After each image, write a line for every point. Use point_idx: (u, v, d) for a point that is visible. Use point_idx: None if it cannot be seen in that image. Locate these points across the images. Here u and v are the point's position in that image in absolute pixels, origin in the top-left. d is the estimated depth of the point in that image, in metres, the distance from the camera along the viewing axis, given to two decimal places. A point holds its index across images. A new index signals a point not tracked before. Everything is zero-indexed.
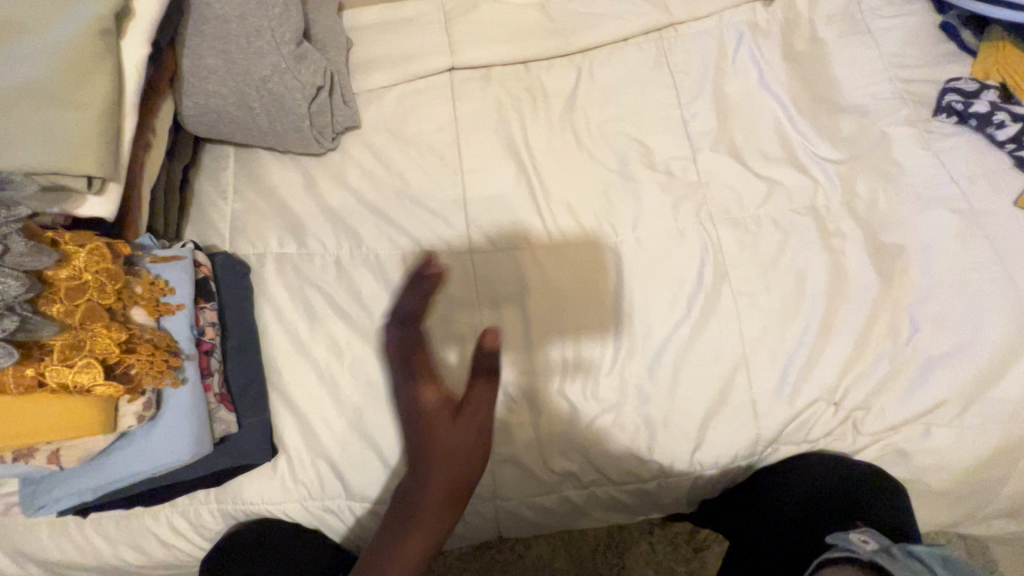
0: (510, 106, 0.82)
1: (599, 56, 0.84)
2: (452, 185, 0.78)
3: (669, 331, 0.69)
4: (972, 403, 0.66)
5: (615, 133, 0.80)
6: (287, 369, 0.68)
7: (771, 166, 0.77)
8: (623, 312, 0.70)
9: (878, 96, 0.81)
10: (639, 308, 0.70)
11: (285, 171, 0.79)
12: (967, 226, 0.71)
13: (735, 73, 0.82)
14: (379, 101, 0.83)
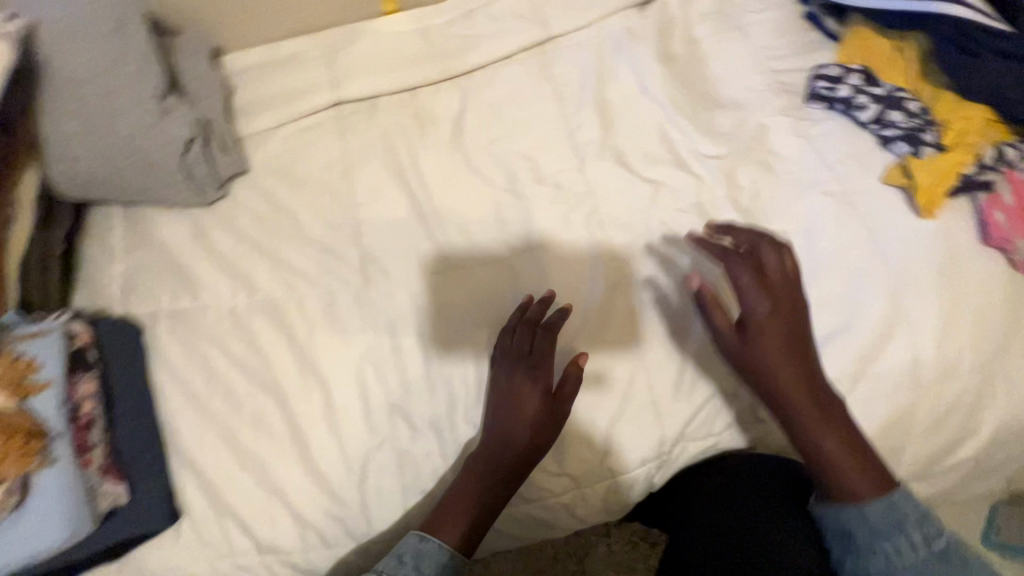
0: (398, 135, 0.82)
1: (483, 76, 0.86)
2: (345, 221, 0.78)
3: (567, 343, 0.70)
4: (860, 378, 0.68)
5: (504, 151, 0.81)
6: (184, 428, 0.66)
7: (657, 169, 0.79)
8: None
9: (752, 89, 0.83)
10: None
11: (173, 224, 0.78)
12: (842, 208, 0.73)
13: (616, 80, 0.84)
14: (266, 144, 0.82)
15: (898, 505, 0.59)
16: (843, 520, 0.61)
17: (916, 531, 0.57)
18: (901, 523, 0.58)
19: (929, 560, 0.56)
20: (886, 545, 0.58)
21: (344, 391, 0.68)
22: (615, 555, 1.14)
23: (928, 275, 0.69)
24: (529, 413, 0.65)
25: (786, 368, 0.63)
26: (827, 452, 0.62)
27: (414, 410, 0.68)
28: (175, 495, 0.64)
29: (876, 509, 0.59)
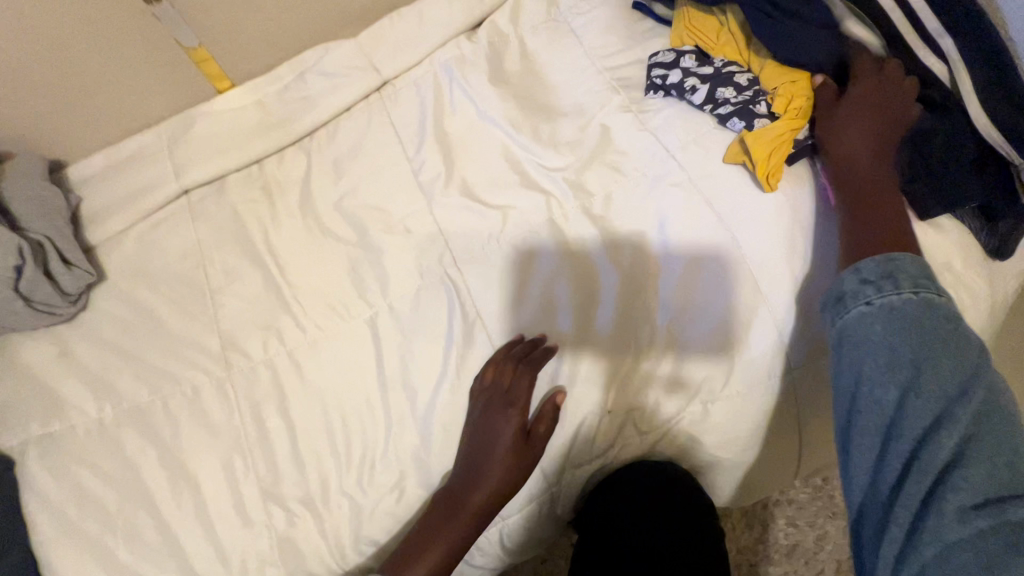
0: (248, 211, 0.82)
1: (325, 133, 0.85)
2: (204, 308, 0.77)
3: (433, 394, 0.69)
4: (732, 372, 0.66)
5: (353, 205, 0.80)
6: (61, 556, 0.66)
7: (505, 192, 0.78)
8: (387, 388, 0.70)
9: (590, 91, 0.82)
10: (402, 377, 0.70)
11: (37, 346, 0.77)
12: (691, 196, 0.71)
13: (454, 111, 0.83)
14: (120, 247, 0.82)
15: (896, 263, 0.54)
16: (836, 282, 0.56)
17: (908, 279, 0.53)
18: (893, 274, 0.53)
19: (909, 307, 0.52)
20: (869, 290, 0.54)
21: (215, 486, 0.67)
22: None
23: (779, 255, 0.67)
24: (506, 449, 0.65)
25: (857, 179, 0.66)
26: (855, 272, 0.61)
27: (287, 493, 0.66)
28: None
29: (869, 267, 0.55)
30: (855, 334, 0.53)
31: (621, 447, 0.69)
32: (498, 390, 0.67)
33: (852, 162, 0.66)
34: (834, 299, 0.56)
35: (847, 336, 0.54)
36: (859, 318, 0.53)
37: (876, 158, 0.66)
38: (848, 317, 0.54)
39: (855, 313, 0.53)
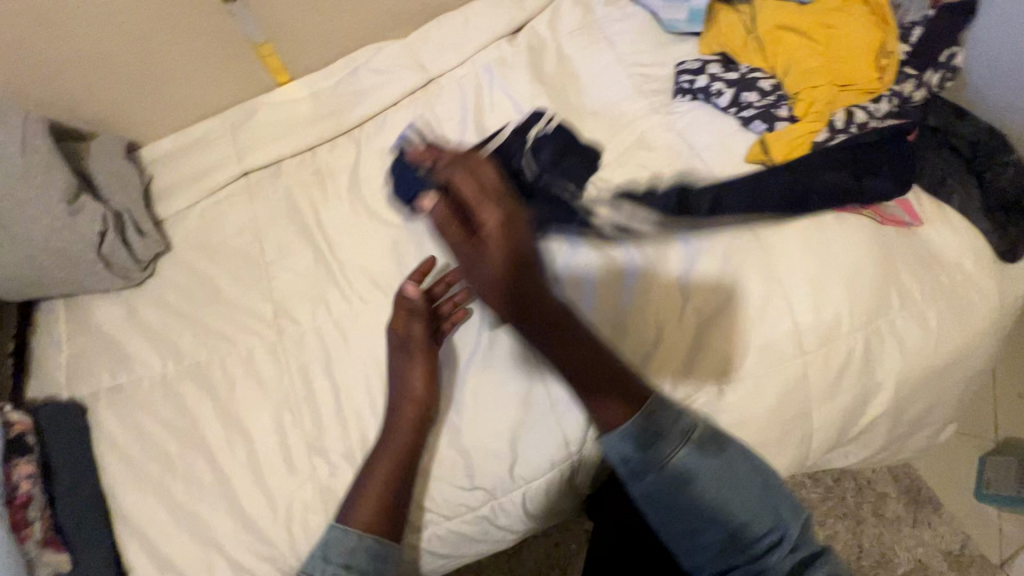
0: (302, 193, 0.89)
1: (374, 125, 0.92)
2: (259, 279, 0.84)
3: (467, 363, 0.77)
4: (748, 355, 0.70)
5: (398, 191, 0.87)
6: (125, 494, 0.72)
7: (537, 186, 0.83)
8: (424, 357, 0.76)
9: (621, 93, 0.88)
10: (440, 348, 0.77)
11: (110, 308, 0.86)
12: (712, 191, 0.76)
13: (493, 110, 0.90)
14: (184, 221, 0.90)
15: (656, 421, 0.67)
16: (612, 452, 0.68)
17: (669, 443, 0.67)
18: (655, 440, 0.67)
19: (698, 461, 0.67)
20: (647, 458, 0.67)
21: (266, 437, 0.74)
22: None
23: (794, 246, 0.71)
24: (421, 392, 0.72)
25: (522, 284, 0.70)
26: (606, 358, 0.70)
27: (331, 447, 0.73)
28: (120, 557, 0.70)
29: (629, 428, 0.67)
30: (661, 490, 0.67)
31: None
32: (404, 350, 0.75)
33: (494, 286, 0.72)
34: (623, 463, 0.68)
35: (654, 492, 0.68)
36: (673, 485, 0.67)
37: (511, 265, 0.70)
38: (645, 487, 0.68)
39: (653, 492, 0.68)
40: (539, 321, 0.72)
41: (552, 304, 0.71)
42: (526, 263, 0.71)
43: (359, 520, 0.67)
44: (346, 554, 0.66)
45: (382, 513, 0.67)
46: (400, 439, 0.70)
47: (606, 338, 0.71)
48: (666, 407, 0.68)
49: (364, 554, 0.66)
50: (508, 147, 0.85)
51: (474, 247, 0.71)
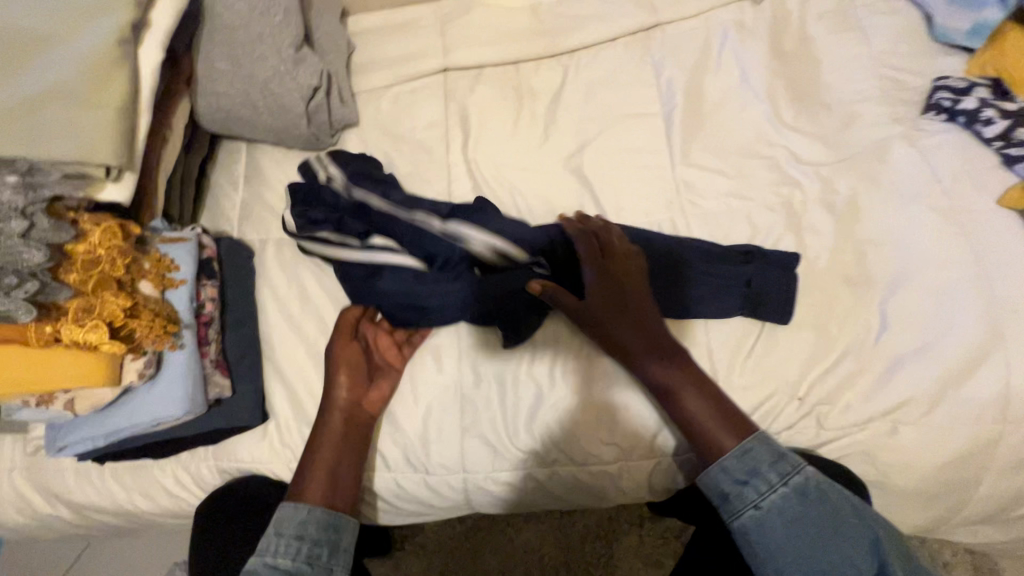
0: (498, 104, 0.86)
1: (587, 55, 0.87)
2: (440, 178, 0.83)
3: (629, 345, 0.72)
4: (939, 403, 0.66)
5: (597, 130, 0.82)
6: (279, 343, 0.75)
7: (746, 166, 0.78)
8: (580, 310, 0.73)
9: (865, 92, 0.80)
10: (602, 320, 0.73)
11: (289, 164, 0.86)
12: (948, 225, 0.71)
13: (716, 72, 0.83)
14: (377, 101, 0.89)
15: (752, 454, 0.62)
16: (713, 480, 0.63)
17: (773, 472, 0.62)
18: (756, 468, 0.62)
19: (790, 496, 0.61)
20: (749, 492, 0.62)
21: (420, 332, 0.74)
22: (643, 546, 1.16)
23: None
24: (341, 378, 0.70)
25: (642, 338, 0.67)
26: (690, 410, 0.65)
27: (478, 360, 0.72)
28: (266, 399, 0.73)
29: (732, 462, 0.62)
30: (751, 528, 0.61)
31: (797, 436, 0.69)
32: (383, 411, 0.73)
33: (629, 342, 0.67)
34: (719, 497, 0.63)
35: (745, 529, 0.61)
36: (755, 522, 0.61)
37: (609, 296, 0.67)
38: (737, 521, 0.62)
39: (746, 526, 0.61)
40: (648, 373, 0.66)
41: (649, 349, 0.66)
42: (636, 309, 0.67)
43: (308, 500, 0.66)
44: (296, 528, 0.63)
45: (331, 494, 0.67)
46: (336, 423, 0.69)
47: (674, 384, 0.66)
48: (770, 440, 0.64)
49: (315, 525, 0.64)
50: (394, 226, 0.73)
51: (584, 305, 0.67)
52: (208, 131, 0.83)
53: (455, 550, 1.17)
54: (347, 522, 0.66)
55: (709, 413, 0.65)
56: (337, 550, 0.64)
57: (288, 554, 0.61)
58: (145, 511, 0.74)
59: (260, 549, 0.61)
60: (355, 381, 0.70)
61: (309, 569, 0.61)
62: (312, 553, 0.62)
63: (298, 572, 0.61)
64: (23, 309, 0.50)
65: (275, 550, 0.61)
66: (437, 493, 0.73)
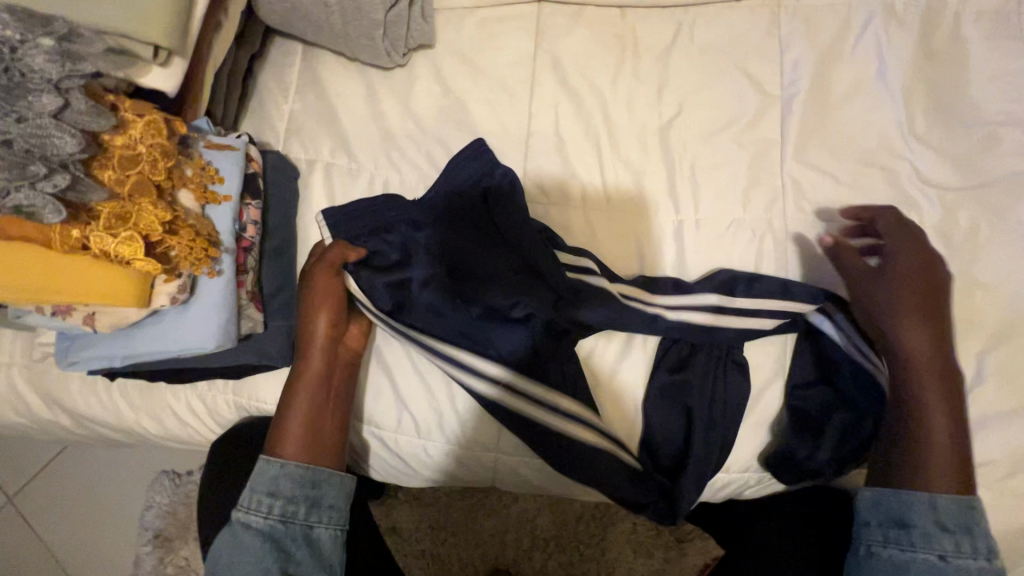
0: (596, 52, 0.75)
1: (706, 13, 0.76)
2: (518, 127, 0.73)
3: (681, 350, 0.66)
4: (1020, 467, 0.62)
5: (703, 103, 0.73)
6: None
7: (863, 175, 0.69)
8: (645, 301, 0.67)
9: (1014, 115, 0.69)
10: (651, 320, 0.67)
11: (349, 78, 0.76)
12: None
13: (851, 59, 0.73)
14: (458, 22, 0.77)
15: (973, 512, 0.57)
16: (910, 507, 0.58)
17: (983, 541, 0.56)
18: (970, 527, 0.57)
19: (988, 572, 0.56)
20: (944, 540, 0.57)
21: None
22: (637, 535, 1.08)
23: None
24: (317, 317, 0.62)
25: (900, 326, 0.61)
26: (933, 427, 0.59)
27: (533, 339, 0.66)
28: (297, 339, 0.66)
29: (947, 506, 0.57)
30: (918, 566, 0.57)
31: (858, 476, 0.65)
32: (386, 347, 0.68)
33: (907, 354, 0.61)
34: (894, 523, 0.58)
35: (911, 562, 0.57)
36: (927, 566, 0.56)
37: (926, 284, 0.62)
38: (903, 551, 0.57)
39: (921, 556, 0.57)
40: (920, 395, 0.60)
41: (938, 380, 0.60)
42: (926, 301, 0.61)
43: (287, 452, 0.59)
44: (268, 484, 0.57)
45: (312, 448, 0.60)
46: (318, 366, 0.62)
47: (929, 391, 0.60)
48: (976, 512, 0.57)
49: (289, 481, 0.57)
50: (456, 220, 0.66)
51: (869, 280, 0.63)
52: (265, 22, 0.72)
53: (445, 505, 1.12)
54: (328, 478, 0.59)
55: (948, 439, 0.59)
56: (316, 506, 0.58)
57: (260, 512, 0.56)
58: (152, 433, 0.70)
59: (237, 505, 0.56)
60: (335, 322, 0.63)
61: (283, 529, 0.56)
62: (286, 511, 0.56)
63: (271, 531, 0.55)
64: (50, 207, 0.42)
65: (247, 506, 0.56)
66: (465, 467, 0.69)
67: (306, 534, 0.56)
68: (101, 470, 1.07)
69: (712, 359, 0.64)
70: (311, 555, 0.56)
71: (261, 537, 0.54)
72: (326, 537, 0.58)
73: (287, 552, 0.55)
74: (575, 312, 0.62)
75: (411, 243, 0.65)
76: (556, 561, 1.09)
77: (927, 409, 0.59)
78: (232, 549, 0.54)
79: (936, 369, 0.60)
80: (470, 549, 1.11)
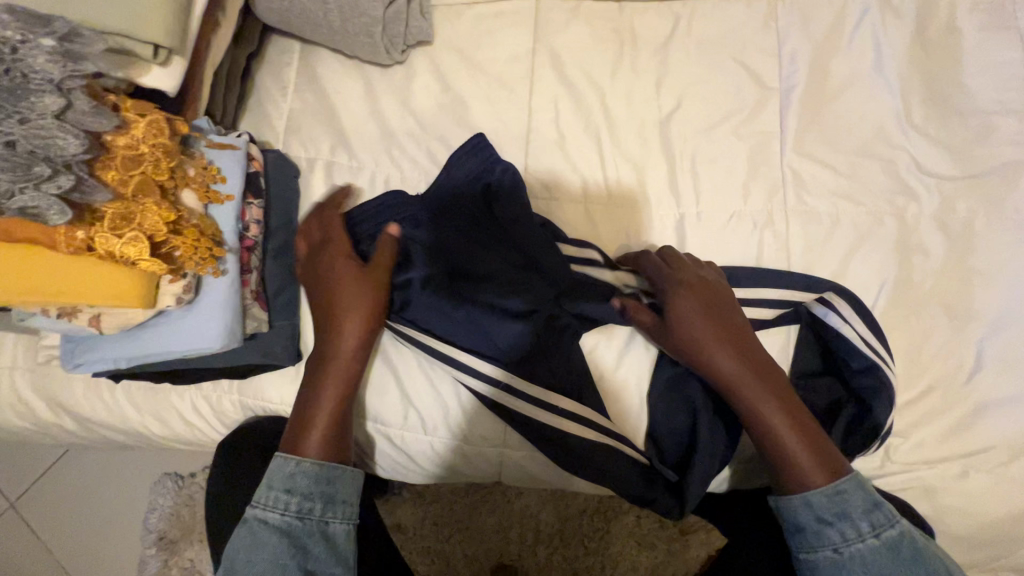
0: (594, 46, 0.75)
1: (703, 6, 0.76)
2: (517, 123, 0.73)
3: None
4: (1020, 454, 0.63)
5: (701, 96, 0.73)
6: None
7: (861, 166, 0.70)
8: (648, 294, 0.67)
9: (1009, 105, 0.69)
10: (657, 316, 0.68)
11: (347, 76, 0.75)
12: None
13: (848, 51, 0.73)
14: (456, 18, 0.77)
15: (844, 496, 0.54)
16: (792, 511, 0.56)
17: (864, 521, 0.53)
18: (844, 510, 0.53)
19: (881, 551, 0.52)
20: (831, 532, 0.53)
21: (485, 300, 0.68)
22: (640, 527, 1.09)
23: None
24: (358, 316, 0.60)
25: (714, 347, 0.59)
26: (779, 433, 0.57)
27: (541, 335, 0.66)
28: (301, 338, 0.66)
29: (821, 498, 0.54)
30: (824, 566, 0.54)
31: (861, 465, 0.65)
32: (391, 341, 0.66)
33: (714, 368, 0.59)
34: (790, 526, 0.56)
35: (816, 564, 0.54)
36: (830, 564, 0.53)
37: (705, 300, 0.61)
38: (808, 554, 0.55)
39: (826, 556, 0.54)
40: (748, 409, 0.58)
41: (749, 386, 0.58)
42: (711, 323, 0.60)
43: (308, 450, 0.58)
44: (284, 481, 0.56)
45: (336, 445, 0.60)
46: (350, 366, 0.61)
47: (757, 402, 0.57)
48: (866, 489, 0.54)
49: (303, 478, 0.56)
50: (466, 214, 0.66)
51: (658, 328, 0.61)
52: (262, 20, 0.71)
53: (448, 502, 1.12)
54: (342, 473, 0.58)
55: (801, 443, 0.56)
56: (332, 503, 0.57)
57: (276, 508, 0.54)
58: (156, 434, 0.70)
59: (253, 501, 0.56)
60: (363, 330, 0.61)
61: (299, 524, 0.54)
62: (302, 506, 0.55)
63: (288, 527, 0.54)
64: (54, 208, 0.42)
65: (263, 503, 0.55)
66: (470, 462, 0.70)
67: (322, 528, 0.55)
68: (102, 474, 1.07)
69: None
70: (327, 551, 0.54)
71: (278, 534, 0.53)
72: (342, 533, 0.56)
73: (303, 548, 0.53)
74: (565, 304, 0.64)
75: (416, 237, 0.64)
76: (560, 555, 1.09)
77: (758, 418, 0.57)
78: (249, 546, 0.52)
79: (748, 390, 0.58)
80: (475, 545, 1.11)
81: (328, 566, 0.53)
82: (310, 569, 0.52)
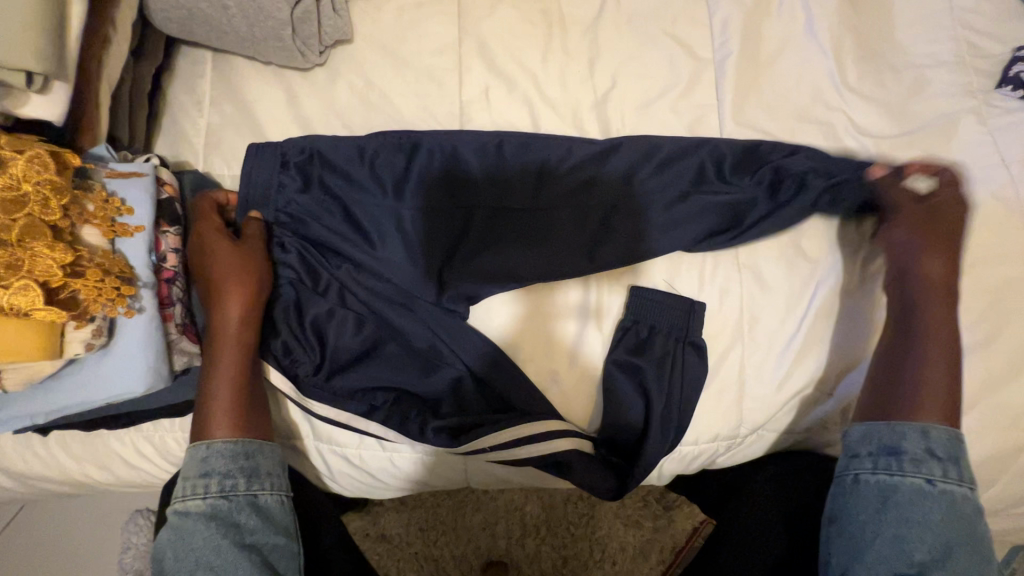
0: (522, 30, 0.72)
1: None
2: (449, 117, 0.70)
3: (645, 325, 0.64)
4: (974, 404, 0.64)
5: (635, 73, 0.71)
6: None
7: (800, 132, 0.69)
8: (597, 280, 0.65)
9: (939, 57, 0.69)
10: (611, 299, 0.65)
11: (266, 83, 0.71)
12: (1007, 215, 0.65)
13: (779, 15, 0.72)
14: (377, 13, 0.73)
15: (955, 443, 0.56)
16: (902, 434, 0.56)
17: (965, 470, 0.56)
18: (955, 454, 0.56)
19: (963, 502, 0.55)
20: (932, 464, 0.55)
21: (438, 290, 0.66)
22: (625, 508, 1.10)
23: None
24: (228, 288, 0.56)
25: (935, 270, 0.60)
26: (925, 377, 0.58)
27: (501, 330, 0.64)
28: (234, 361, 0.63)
29: (938, 437, 0.56)
30: (903, 490, 0.55)
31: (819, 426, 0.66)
32: (282, 353, 0.61)
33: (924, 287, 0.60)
34: (885, 452, 0.57)
35: (895, 487, 0.56)
36: (915, 491, 0.55)
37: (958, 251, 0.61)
38: (891, 476, 0.56)
39: (914, 482, 0.55)
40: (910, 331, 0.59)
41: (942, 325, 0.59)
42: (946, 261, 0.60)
43: (217, 433, 0.55)
44: (198, 467, 0.53)
45: (242, 418, 0.56)
46: (231, 332, 0.56)
47: (930, 339, 0.59)
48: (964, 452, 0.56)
49: (218, 460, 0.54)
50: (335, 178, 0.62)
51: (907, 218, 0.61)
52: (164, 31, 0.67)
53: (431, 507, 1.11)
54: (260, 448, 0.56)
55: (938, 394, 0.57)
56: (257, 476, 0.55)
57: (197, 495, 0.52)
58: (100, 480, 0.67)
59: (173, 498, 0.53)
60: (254, 290, 0.58)
61: (226, 504, 0.53)
62: (224, 487, 0.53)
63: (216, 510, 0.52)
64: None
65: (181, 495, 0.53)
66: (431, 471, 0.68)
67: (252, 504, 0.54)
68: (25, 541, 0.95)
69: (670, 342, 0.62)
70: (264, 523, 0.53)
71: (204, 520, 0.52)
72: (276, 503, 0.55)
73: (237, 525, 0.52)
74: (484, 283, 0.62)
75: (288, 204, 0.62)
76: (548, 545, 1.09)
77: (921, 359, 0.58)
78: (177, 542, 0.51)
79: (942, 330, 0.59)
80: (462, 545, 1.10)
81: (268, 536, 0.53)
82: (250, 543, 0.52)
